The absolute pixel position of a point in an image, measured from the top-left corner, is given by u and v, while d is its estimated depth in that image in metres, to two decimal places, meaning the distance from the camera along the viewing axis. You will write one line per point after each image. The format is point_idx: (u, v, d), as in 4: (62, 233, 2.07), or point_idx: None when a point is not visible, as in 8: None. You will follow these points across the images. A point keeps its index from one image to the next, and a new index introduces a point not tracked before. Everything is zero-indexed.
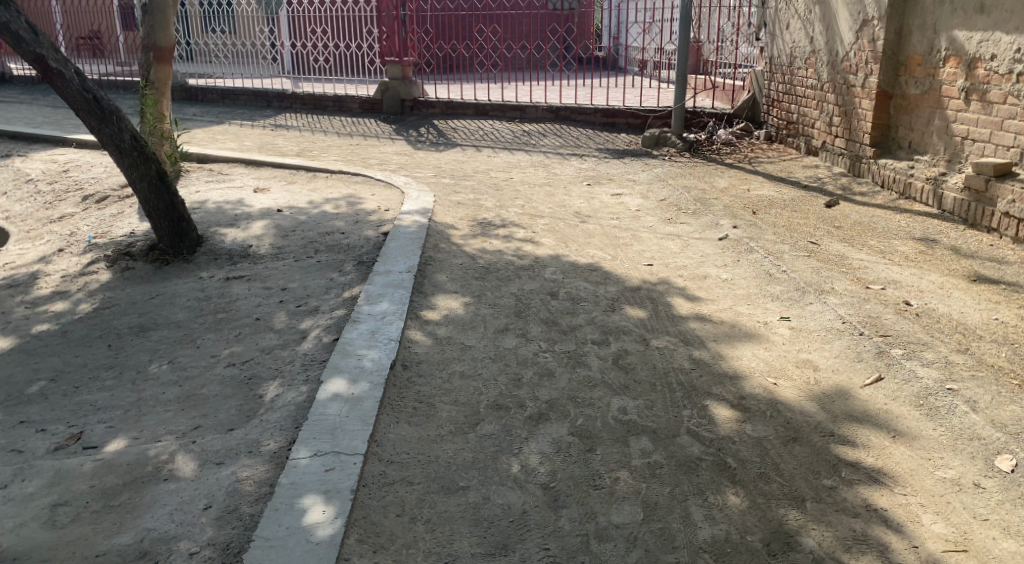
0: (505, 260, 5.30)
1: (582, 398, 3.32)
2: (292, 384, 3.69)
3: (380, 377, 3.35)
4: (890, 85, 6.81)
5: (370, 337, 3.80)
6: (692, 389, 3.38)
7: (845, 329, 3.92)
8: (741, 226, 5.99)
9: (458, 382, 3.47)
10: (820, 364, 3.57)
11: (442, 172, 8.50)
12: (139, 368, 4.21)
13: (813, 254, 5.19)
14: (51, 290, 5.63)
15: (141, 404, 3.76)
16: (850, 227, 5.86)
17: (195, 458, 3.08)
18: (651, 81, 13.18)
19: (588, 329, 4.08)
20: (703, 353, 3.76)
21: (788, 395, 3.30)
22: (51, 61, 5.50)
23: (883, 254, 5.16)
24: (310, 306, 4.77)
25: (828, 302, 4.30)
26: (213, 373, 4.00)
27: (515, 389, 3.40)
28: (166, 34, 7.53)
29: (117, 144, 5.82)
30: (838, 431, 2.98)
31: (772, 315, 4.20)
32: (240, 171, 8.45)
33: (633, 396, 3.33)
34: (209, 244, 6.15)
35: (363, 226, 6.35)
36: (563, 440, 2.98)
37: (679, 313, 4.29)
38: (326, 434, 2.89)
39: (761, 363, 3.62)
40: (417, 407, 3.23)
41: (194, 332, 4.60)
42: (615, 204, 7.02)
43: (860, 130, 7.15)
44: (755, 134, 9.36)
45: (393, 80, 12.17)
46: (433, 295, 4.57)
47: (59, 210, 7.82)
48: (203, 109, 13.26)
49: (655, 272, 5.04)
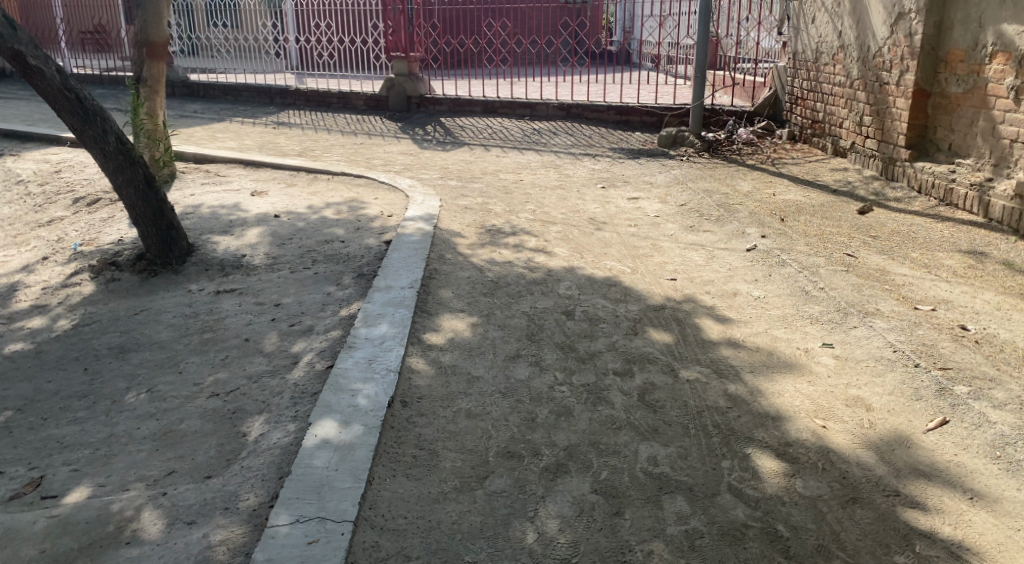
0: (515, 273, 4.91)
1: (605, 444, 2.91)
2: (279, 421, 3.30)
3: (375, 419, 2.95)
4: (928, 83, 6.37)
5: (366, 367, 3.40)
6: (730, 433, 2.98)
7: (897, 359, 3.51)
8: (770, 236, 5.57)
9: (466, 423, 3.07)
10: (873, 402, 3.16)
11: (449, 173, 8.12)
12: (114, 397, 3.83)
13: (852, 269, 4.77)
14: (30, 304, 5.25)
15: (112, 442, 3.37)
16: (888, 236, 5.44)
17: (164, 516, 2.68)
18: (666, 77, 12.74)
19: (608, 357, 3.68)
20: (739, 388, 3.34)
21: (839, 442, 2.89)
22: (30, 58, 5.10)
23: (928, 268, 4.74)
24: (304, 325, 4.38)
25: (875, 326, 3.88)
26: (193, 405, 3.61)
27: (528, 432, 3.00)
28: (160, 30, 7.13)
29: (101, 147, 5.44)
30: (906, 491, 2.60)
31: (814, 340, 3.79)
32: (238, 172, 8.06)
33: (663, 441, 2.93)
34: (200, 253, 5.76)
35: (364, 233, 5.96)
36: (586, 500, 2.59)
37: (709, 338, 3.88)
38: (310, 493, 2.50)
39: (806, 401, 3.21)
40: (417, 456, 2.83)
41: (178, 355, 4.22)
42: (632, 209, 6.61)
43: (895, 130, 6.70)
44: (777, 133, 8.94)
45: (399, 76, 11.76)
46: (437, 315, 4.18)
47: (49, 213, 7.46)
48: (204, 106, 12.89)
49: (680, 288, 4.63)
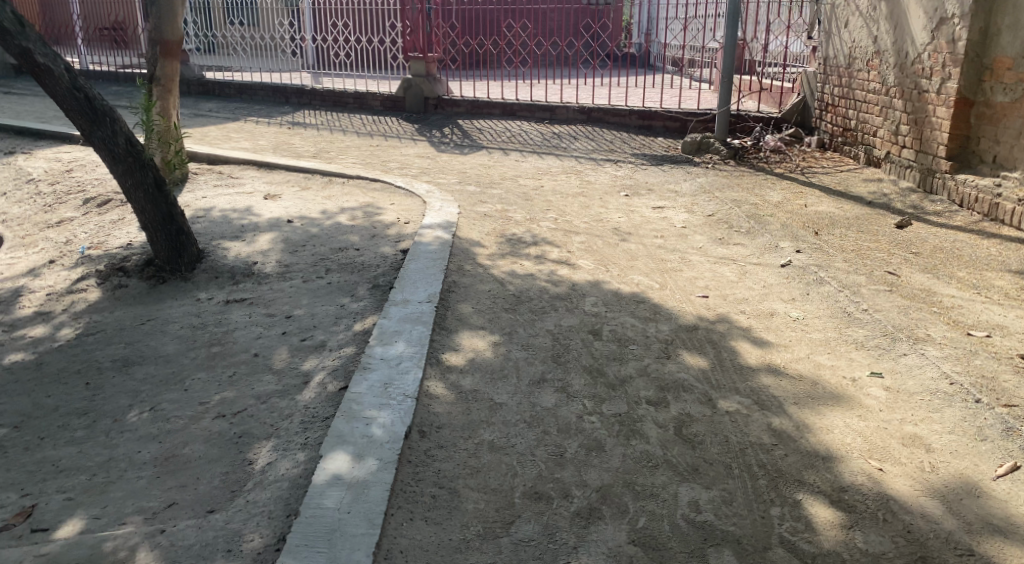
0: (538, 287, 4.68)
1: (641, 486, 2.68)
2: (287, 450, 3.08)
3: (391, 453, 2.72)
4: (971, 92, 6.10)
5: (382, 393, 3.16)
6: (778, 474, 2.74)
7: (955, 392, 3.25)
8: (806, 251, 5.30)
9: (487, 458, 2.84)
10: (933, 442, 2.91)
11: (467, 178, 7.90)
12: (115, 416, 3.61)
13: (895, 288, 4.50)
14: (33, 310, 5.06)
15: (110, 466, 3.16)
16: (931, 253, 5.17)
17: (161, 558, 2.47)
18: (689, 81, 12.45)
19: (640, 383, 3.44)
20: (783, 422, 3.08)
21: (899, 489, 2.65)
22: (39, 56, 4.90)
23: (977, 289, 4.48)
24: (317, 340, 4.16)
25: (926, 354, 3.61)
26: (198, 427, 3.40)
27: (557, 470, 2.77)
28: (174, 28, 6.93)
29: (110, 149, 5.23)
30: (980, 550, 2.36)
31: (861, 368, 3.53)
32: (251, 174, 7.88)
33: (704, 482, 2.70)
34: (210, 259, 5.55)
35: (379, 241, 5.74)
36: (622, 553, 2.37)
37: (748, 364, 3.63)
38: (320, 540, 2.28)
39: (858, 439, 2.95)
40: (436, 496, 2.61)
41: (185, 370, 4.00)
42: (658, 218, 6.37)
43: (934, 140, 6.41)
44: (806, 141, 8.65)
45: (416, 77, 11.56)
46: (457, 332, 3.95)
47: (59, 213, 7.29)
48: (219, 104, 12.71)
49: (712, 306, 4.37)
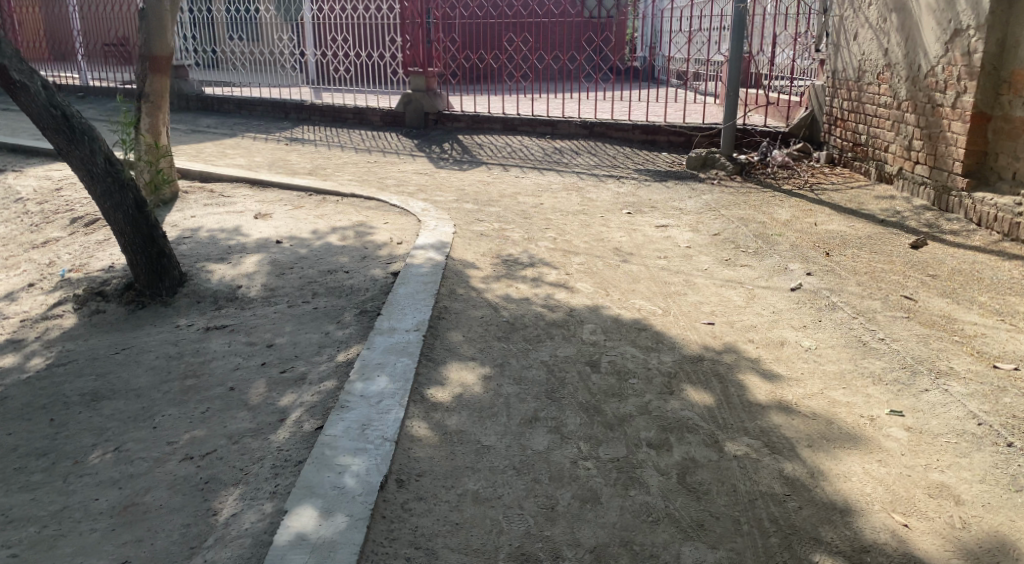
0: (533, 313, 4.43)
1: (640, 547, 2.43)
2: (254, 499, 2.82)
3: (363, 509, 2.46)
4: (988, 106, 5.86)
5: (358, 436, 2.89)
6: (792, 531, 2.49)
7: (983, 435, 2.99)
8: (816, 273, 5.04)
9: (471, 512, 2.58)
10: (962, 493, 2.66)
11: (465, 196, 7.66)
12: (76, 457, 3.36)
13: (914, 315, 4.23)
14: (5, 338, 4.83)
15: (64, 517, 2.91)
16: (950, 275, 4.90)
17: None
18: (694, 96, 12.21)
19: (640, 423, 3.17)
20: (797, 468, 2.81)
21: (927, 550, 2.40)
22: (14, 73, 4.68)
23: (1000, 316, 4.20)
24: (297, 372, 3.91)
25: (950, 390, 3.34)
26: (163, 471, 3.14)
27: (547, 527, 2.52)
28: (163, 43, 6.74)
29: (88, 168, 5.01)
30: None
31: (880, 406, 3.25)
32: (244, 192, 7.66)
33: (710, 541, 2.45)
34: (193, 283, 5.31)
35: (370, 262, 5.49)
36: None
37: (757, 400, 3.35)
38: None
39: (879, 488, 2.69)
40: (412, 559, 2.36)
41: (155, 405, 3.75)
42: (662, 238, 6.11)
43: (950, 156, 6.15)
44: (814, 156, 8.40)
45: (415, 92, 11.36)
46: (444, 364, 3.69)
47: (45, 234, 7.07)
48: (217, 120, 12.54)
49: (718, 335, 4.11)
